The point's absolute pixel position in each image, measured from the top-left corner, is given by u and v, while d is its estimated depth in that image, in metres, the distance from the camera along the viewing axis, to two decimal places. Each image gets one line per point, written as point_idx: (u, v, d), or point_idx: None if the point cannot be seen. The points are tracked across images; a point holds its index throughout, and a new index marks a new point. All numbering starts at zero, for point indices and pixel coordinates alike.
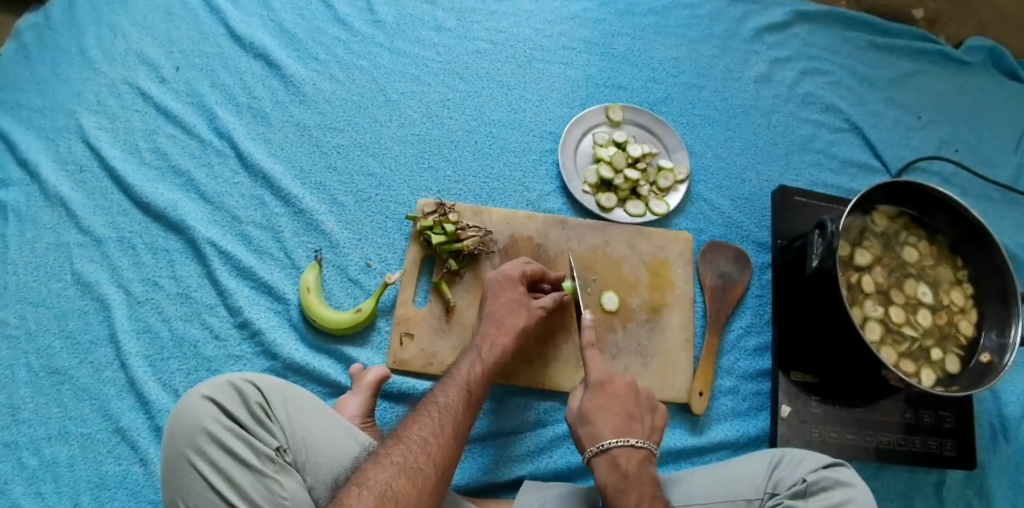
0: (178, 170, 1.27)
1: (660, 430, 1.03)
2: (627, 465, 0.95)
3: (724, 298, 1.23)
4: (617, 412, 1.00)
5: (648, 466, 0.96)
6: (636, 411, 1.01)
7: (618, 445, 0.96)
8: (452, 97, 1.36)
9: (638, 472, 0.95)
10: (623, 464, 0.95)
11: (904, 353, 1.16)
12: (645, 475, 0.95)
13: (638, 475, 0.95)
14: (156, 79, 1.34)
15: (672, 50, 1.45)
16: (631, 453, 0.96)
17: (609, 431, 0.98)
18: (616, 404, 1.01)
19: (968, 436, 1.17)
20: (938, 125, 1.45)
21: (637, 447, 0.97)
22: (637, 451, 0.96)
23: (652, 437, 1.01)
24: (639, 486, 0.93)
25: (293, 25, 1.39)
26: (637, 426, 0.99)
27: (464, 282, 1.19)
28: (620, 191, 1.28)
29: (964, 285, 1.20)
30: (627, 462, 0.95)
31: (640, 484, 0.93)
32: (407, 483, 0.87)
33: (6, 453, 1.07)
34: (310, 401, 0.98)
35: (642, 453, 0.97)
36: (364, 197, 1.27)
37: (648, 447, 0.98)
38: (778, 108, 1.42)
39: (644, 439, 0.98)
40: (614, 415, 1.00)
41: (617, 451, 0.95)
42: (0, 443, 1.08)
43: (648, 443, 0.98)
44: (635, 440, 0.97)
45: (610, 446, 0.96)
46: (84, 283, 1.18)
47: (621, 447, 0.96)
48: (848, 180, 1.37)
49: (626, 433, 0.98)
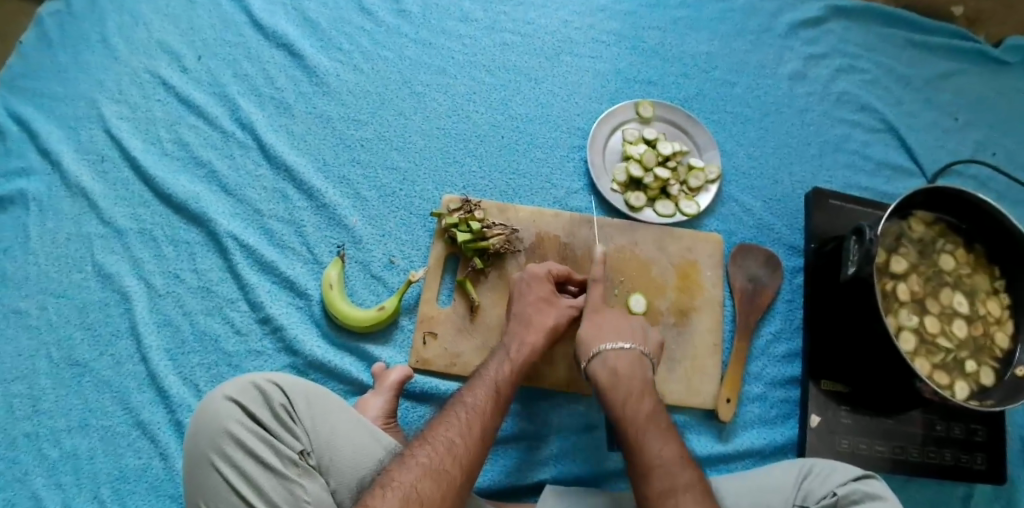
0: (199, 160, 1.24)
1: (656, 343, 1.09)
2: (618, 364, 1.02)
3: (754, 303, 1.21)
4: (610, 326, 1.08)
5: (639, 366, 1.03)
6: (630, 325, 1.09)
7: (608, 348, 1.04)
8: (479, 90, 1.33)
9: (629, 370, 1.02)
10: (613, 362, 1.02)
11: (938, 364, 1.13)
12: (636, 373, 1.02)
13: (630, 372, 1.02)
14: (177, 68, 1.31)
15: (704, 45, 1.40)
16: (620, 357, 1.03)
17: (602, 339, 1.05)
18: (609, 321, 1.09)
19: (999, 450, 1.15)
20: (976, 127, 1.40)
21: (626, 350, 1.04)
22: (625, 354, 1.03)
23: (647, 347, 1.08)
24: (628, 383, 1.00)
25: (316, 14, 1.36)
26: (628, 334, 1.07)
27: (490, 281, 1.17)
28: (649, 190, 1.25)
29: (1000, 295, 1.18)
30: (616, 361, 1.03)
31: (630, 381, 1.01)
32: (432, 485, 0.85)
33: (27, 445, 1.06)
34: (335, 401, 0.96)
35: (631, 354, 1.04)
36: (389, 192, 1.24)
37: (640, 351, 1.05)
38: (813, 107, 1.38)
39: (635, 343, 1.05)
40: (607, 326, 1.08)
41: (607, 353, 1.03)
42: (21, 435, 1.07)
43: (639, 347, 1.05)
44: (624, 343, 1.05)
45: (601, 350, 1.04)
46: (105, 274, 1.16)
47: (611, 350, 1.04)
48: (882, 183, 1.34)
49: (617, 339, 1.05)
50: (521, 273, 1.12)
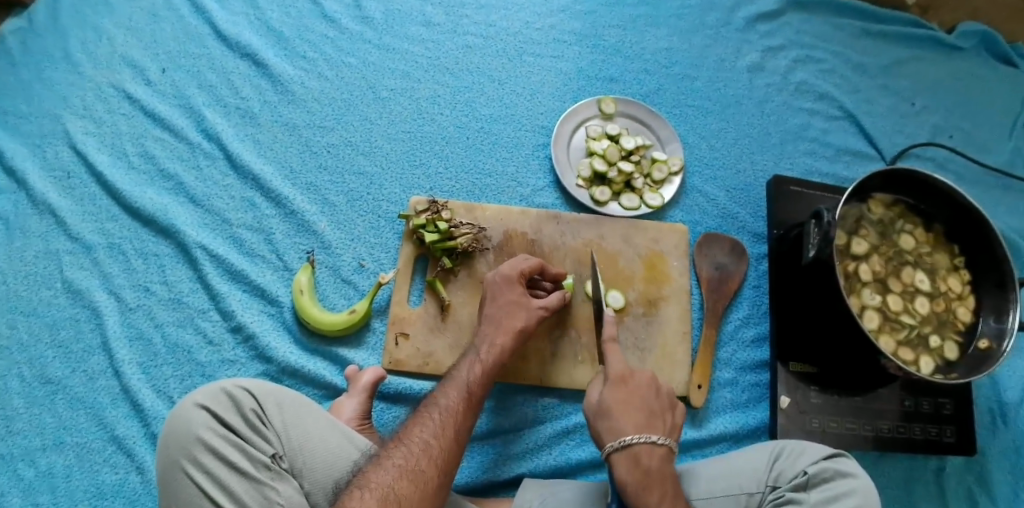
0: (166, 173, 1.25)
1: (680, 427, 0.98)
2: (650, 462, 0.91)
3: (720, 290, 1.22)
4: (637, 408, 0.95)
5: (669, 464, 0.92)
6: (656, 407, 0.96)
7: (640, 441, 0.91)
8: (442, 93, 1.34)
9: (661, 469, 0.91)
10: (647, 461, 0.90)
11: (903, 341, 1.15)
12: (665, 473, 0.91)
13: (661, 472, 0.91)
14: (142, 81, 1.32)
15: (663, 41, 1.43)
16: (651, 451, 0.91)
17: (630, 427, 0.93)
18: (636, 398, 0.96)
19: (967, 422, 1.17)
20: (933, 111, 1.44)
21: (659, 445, 0.92)
22: (657, 449, 0.92)
23: (672, 433, 0.96)
24: (661, 484, 0.89)
25: (280, 23, 1.38)
26: (657, 421, 0.95)
27: (459, 280, 1.18)
28: (614, 185, 1.27)
29: (961, 271, 1.20)
30: (650, 460, 0.91)
31: (662, 481, 0.90)
32: (409, 485, 0.86)
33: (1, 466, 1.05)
34: (306, 405, 0.96)
35: (663, 449, 0.92)
36: (356, 196, 1.25)
37: (669, 444, 0.94)
38: (772, 97, 1.41)
39: (666, 437, 0.94)
40: (634, 410, 0.95)
41: (639, 448, 0.91)
42: None
43: (669, 439, 0.94)
44: (656, 436, 0.93)
45: (632, 442, 0.91)
46: (75, 290, 1.16)
47: (642, 444, 0.91)
48: (843, 168, 1.37)
49: (647, 430, 0.93)
50: (493, 273, 1.12)
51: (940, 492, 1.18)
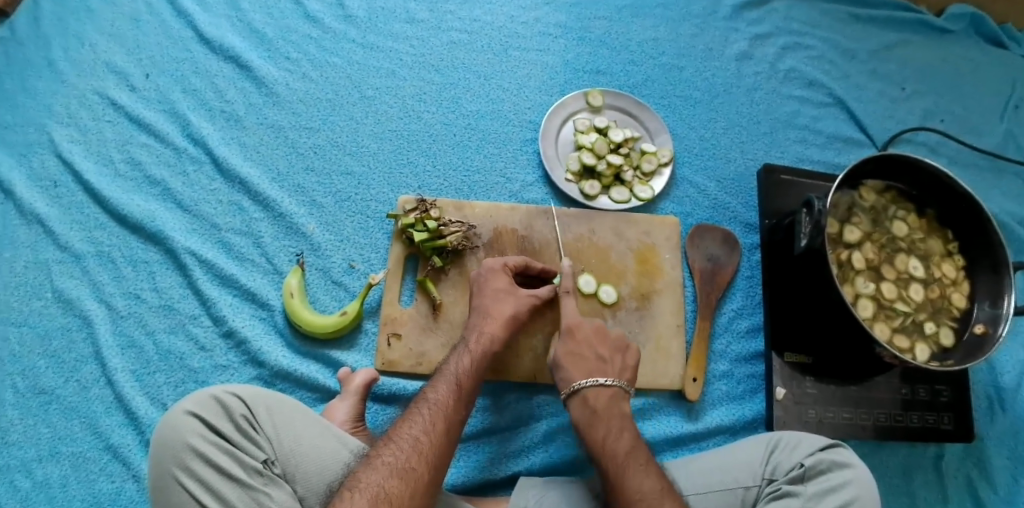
0: (153, 179, 1.24)
1: (634, 368, 1.05)
2: (597, 402, 0.99)
3: (713, 282, 1.22)
4: (589, 357, 1.04)
5: (617, 403, 1.00)
6: (606, 354, 1.04)
7: (589, 384, 1.00)
8: (429, 90, 1.33)
9: (608, 406, 0.99)
10: (593, 401, 0.99)
11: (897, 328, 1.14)
12: (614, 410, 0.99)
13: (609, 409, 0.99)
14: (126, 88, 1.31)
15: (650, 31, 1.42)
16: (599, 392, 1.00)
17: (581, 374, 1.02)
18: (586, 348, 1.04)
19: (965, 409, 1.17)
20: (924, 96, 1.43)
21: (607, 385, 1.01)
22: (603, 389, 1.00)
23: (627, 374, 1.04)
24: (608, 420, 0.98)
25: (263, 24, 1.37)
26: (608, 366, 1.03)
27: (450, 278, 1.17)
28: (603, 178, 1.26)
29: (954, 257, 1.20)
30: (598, 400, 0.99)
31: (610, 416, 0.98)
32: (399, 483, 0.86)
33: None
34: (297, 408, 0.95)
35: (611, 391, 1.01)
36: (345, 196, 1.24)
37: (620, 385, 1.02)
38: (761, 86, 1.40)
39: (615, 378, 1.02)
40: (584, 359, 1.03)
41: (588, 391, 1.00)
42: None
43: (617, 380, 1.02)
44: (604, 378, 1.01)
45: (581, 386, 1.00)
46: (65, 300, 1.16)
47: (591, 387, 1.00)
48: (834, 155, 1.36)
49: (596, 373, 1.02)
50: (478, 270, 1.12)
51: (939, 478, 1.17)
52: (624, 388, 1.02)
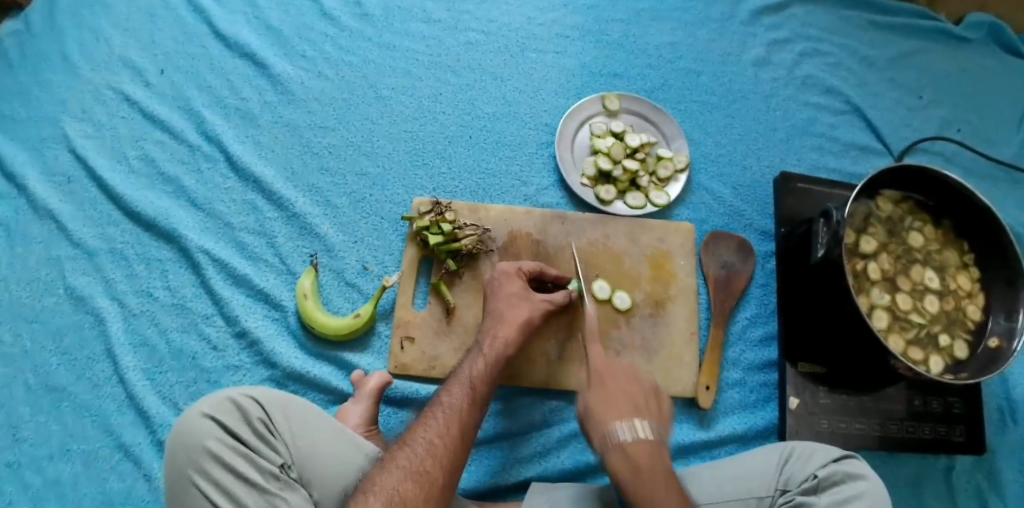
0: (167, 177, 1.24)
1: (667, 411, 0.95)
2: (639, 457, 0.88)
3: (728, 290, 1.21)
4: (624, 404, 0.93)
5: (659, 456, 0.90)
6: (642, 400, 0.94)
7: (626, 434, 0.89)
8: (445, 91, 1.33)
9: (651, 462, 0.88)
10: (634, 453, 0.88)
11: (912, 340, 1.14)
12: (657, 466, 0.88)
13: (653, 465, 0.88)
14: (141, 84, 1.31)
15: (668, 35, 1.41)
16: (639, 444, 0.89)
17: (616, 419, 0.91)
18: (620, 395, 0.94)
19: (977, 421, 1.17)
20: (941, 105, 1.42)
21: (646, 438, 0.89)
22: (644, 443, 0.89)
23: (661, 420, 0.94)
24: (652, 474, 0.87)
25: (279, 22, 1.36)
26: (644, 412, 0.92)
27: (464, 282, 1.17)
28: (619, 183, 1.26)
29: (971, 269, 1.19)
30: (636, 449, 0.89)
31: (653, 476, 0.87)
32: (414, 487, 0.85)
33: (7, 474, 1.05)
34: (313, 411, 0.95)
35: (653, 442, 0.90)
36: (359, 198, 1.24)
37: (656, 435, 0.91)
38: (778, 92, 1.39)
39: (653, 425, 0.91)
40: (619, 404, 0.93)
41: (627, 442, 0.89)
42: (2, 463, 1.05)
43: (656, 430, 0.91)
44: (643, 430, 0.90)
45: (619, 437, 0.89)
46: (78, 297, 1.15)
47: (631, 438, 0.89)
48: (850, 163, 1.35)
49: (633, 420, 0.91)
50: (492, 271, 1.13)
51: (949, 490, 1.17)
52: (662, 436, 0.92)
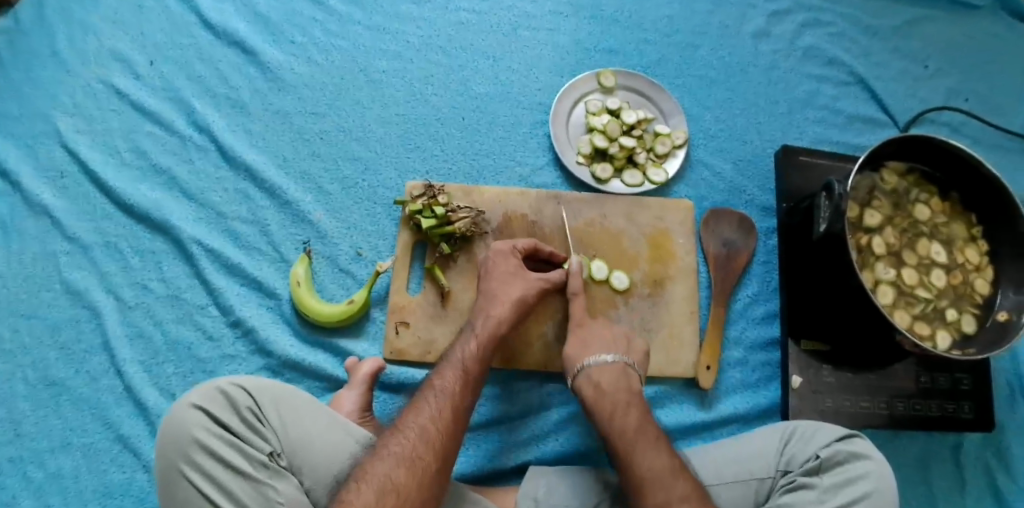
0: (159, 168, 1.22)
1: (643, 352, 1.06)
2: (603, 379, 0.99)
3: (728, 268, 1.19)
4: (594, 341, 1.04)
5: (624, 378, 1.00)
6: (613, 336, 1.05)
7: (593, 362, 1.01)
8: (436, 73, 1.30)
9: (613, 383, 0.98)
10: (597, 376, 0.99)
11: (918, 315, 1.11)
12: (621, 385, 0.99)
13: (615, 385, 0.98)
14: (130, 75, 1.28)
15: (664, 9, 1.37)
16: (604, 369, 1.00)
17: (585, 353, 1.02)
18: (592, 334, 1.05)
19: (986, 397, 1.14)
20: (947, 74, 1.38)
21: (611, 361, 1.01)
22: (609, 367, 1.00)
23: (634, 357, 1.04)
24: (614, 394, 0.97)
25: (266, 8, 1.33)
26: (614, 346, 1.04)
27: (459, 265, 1.15)
28: (615, 161, 1.23)
29: (978, 242, 1.16)
30: (601, 375, 0.99)
31: (615, 394, 0.97)
32: (407, 473, 0.84)
33: (10, 469, 1.05)
34: (305, 399, 0.93)
35: (617, 367, 1.00)
36: (351, 183, 1.22)
37: (626, 361, 1.02)
38: (779, 64, 1.35)
39: (619, 354, 1.02)
40: (590, 341, 1.04)
41: (592, 368, 1.00)
42: (5, 458, 1.05)
43: (623, 357, 1.02)
44: (609, 355, 1.01)
45: (585, 365, 1.01)
46: (74, 291, 1.14)
47: (595, 366, 1.00)
48: (854, 136, 1.31)
49: (601, 352, 1.02)
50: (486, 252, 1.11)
51: (957, 467, 1.15)
52: (631, 366, 1.02)
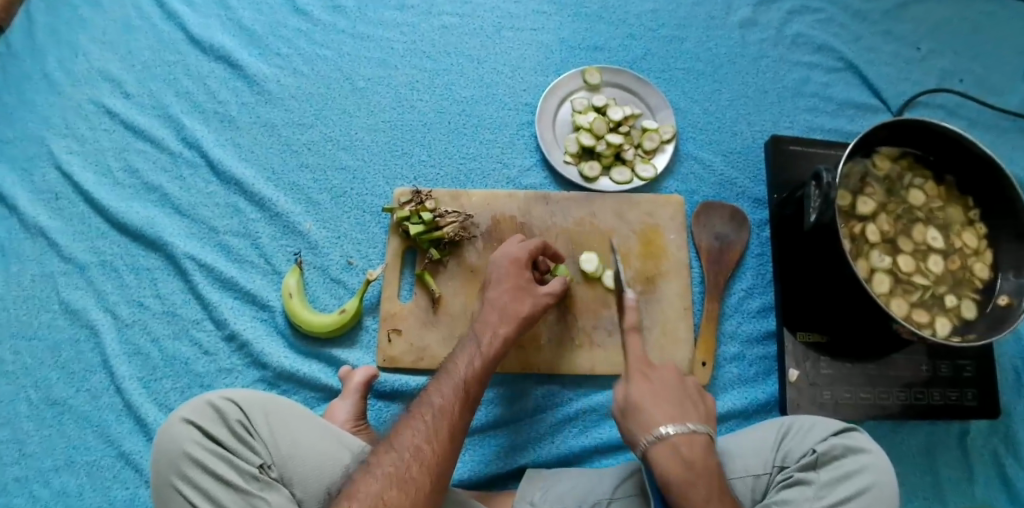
0: (150, 185, 1.23)
1: (713, 412, 0.96)
2: (690, 453, 0.88)
3: (721, 262, 1.18)
4: (672, 404, 0.93)
5: (711, 452, 0.89)
6: (687, 399, 0.94)
7: (676, 432, 0.89)
8: (421, 78, 1.30)
9: (702, 459, 0.87)
10: (685, 451, 0.88)
11: (916, 303, 1.09)
12: (710, 463, 0.87)
13: (704, 462, 0.87)
14: (120, 94, 1.29)
15: (649, 3, 1.36)
16: (692, 440, 0.89)
17: (665, 419, 0.90)
18: (665, 393, 0.94)
19: (990, 383, 1.12)
20: (941, 55, 1.35)
21: (699, 433, 0.89)
22: (698, 438, 0.89)
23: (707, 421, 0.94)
24: (705, 475, 0.86)
25: (251, 21, 1.34)
26: (690, 409, 0.93)
27: (449, 271, 1.15)
28: (603, 158, 1.22)
29: (976, 225, 1.14)
30: (688, 449, 0.88)
31: (709, 475, 0.86)
32: (399, 494, 0.83)
33: (17, 489, 1.06)
34: (295, 411, 0.94)
35: (702, 438, 0.90)
36: (340, 193, 1.22)
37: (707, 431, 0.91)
38: (767, 53, 1.33)
39: (701, 423, 0.91)
40: (667, 403, 0.93)
41: (675, 439, 0.88)
42: (11, 479, 1.06)
43: (706, 427, 0.91)
44: (693, 424, 0.90)
45: (668, 434, 0.89)
46: (72, 311, 1.15)
47: (681, 434, 0.89)
48: (846, 123, 1.29)
49: (681, 419, 0.91)
50: (500, 253, 1.08)
51: (964, 455, 1.13)
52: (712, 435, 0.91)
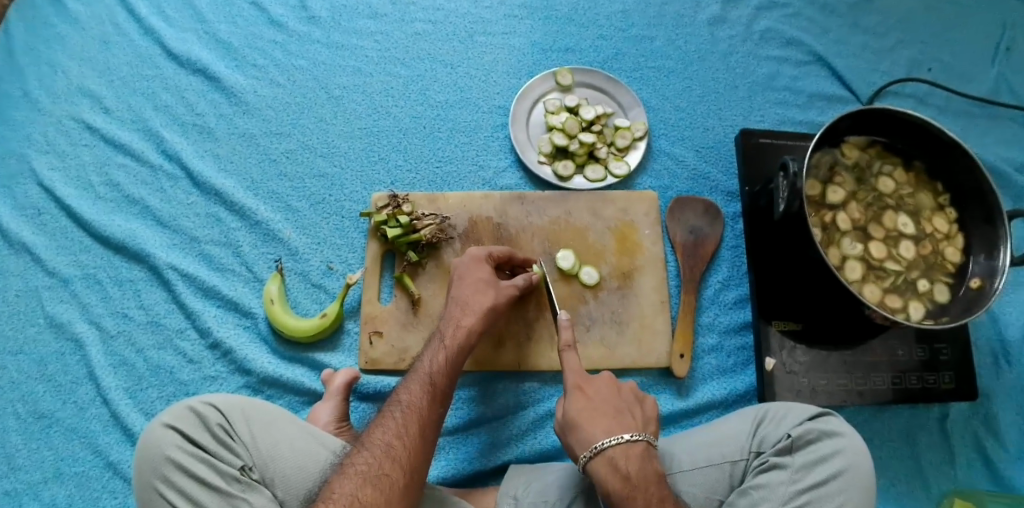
0: (132, 199, 1.25)
1: (655, 420, 0.95)
2: (628, 466, 0.87)
3: (696, 255, 1.19)
4: (606, 412, 0.91)
5: (650, 462, 0.88)
6: (620, 405, 0.93)
7: (612, 444, 0.87)
8: (396, 84, 1.32)
9: (640, 471, 0.86)
10: (623, 465, 0.86)
11: (889, 288, 1.11)
12: (648, 473, 0.87)
13: (642, 474, 0.86)
14: (100, 110, 1.32)
15: (618, 4, 1.39)
16: (628, 452, 0.87)
17: (600, 431, 0.89)
18: (600, 403, 0.92)
19: (967, 366, 1.13)
20: (908, 45, 1.37)
21: (636, 443, 0.88)
22: (633, 448, 0.88)
23: (647, 427, 0.93)
24: (645, 487, 0.85)
25: (227, 34, 1.36)
26: (626, 418, 0.91)
27: (428, 272, 1.16)
28: (576, 157, 1.24)
29: (947, 210, 1.15)
30: (626, 462, 0.87)
31: (645, 485, 0.85)
32: (373, 492, 0.83)
33: (7, 502, 1.07)
34: (276, 414, 0.95)
35: (640, 447, 0.88)
36: (319, 199, 1.24)
37: (647, 440, 0.90)
38: (736, 49, 1.36)
39: (639, 432, 0.90)
40: (600, 414, 0.91)
41: (613, 452, 0.87)
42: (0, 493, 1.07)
43: (646, 435, 0.90)
44: (630, 434, 0.89)
45: (604, 446, 0.87)
46: (57, 325, 1.17)
47: (615, 447, 0.87)
48: (816, 114, 1.31)
49: (616, 429, 0.89)
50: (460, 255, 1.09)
51: (945, 438, 1.14)
52: (653, 444, 0.90)
